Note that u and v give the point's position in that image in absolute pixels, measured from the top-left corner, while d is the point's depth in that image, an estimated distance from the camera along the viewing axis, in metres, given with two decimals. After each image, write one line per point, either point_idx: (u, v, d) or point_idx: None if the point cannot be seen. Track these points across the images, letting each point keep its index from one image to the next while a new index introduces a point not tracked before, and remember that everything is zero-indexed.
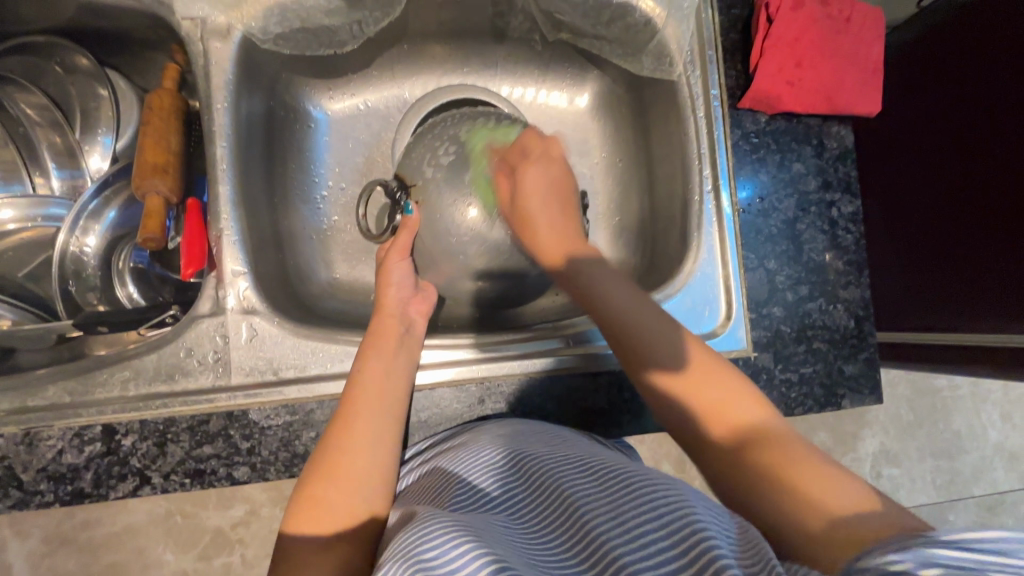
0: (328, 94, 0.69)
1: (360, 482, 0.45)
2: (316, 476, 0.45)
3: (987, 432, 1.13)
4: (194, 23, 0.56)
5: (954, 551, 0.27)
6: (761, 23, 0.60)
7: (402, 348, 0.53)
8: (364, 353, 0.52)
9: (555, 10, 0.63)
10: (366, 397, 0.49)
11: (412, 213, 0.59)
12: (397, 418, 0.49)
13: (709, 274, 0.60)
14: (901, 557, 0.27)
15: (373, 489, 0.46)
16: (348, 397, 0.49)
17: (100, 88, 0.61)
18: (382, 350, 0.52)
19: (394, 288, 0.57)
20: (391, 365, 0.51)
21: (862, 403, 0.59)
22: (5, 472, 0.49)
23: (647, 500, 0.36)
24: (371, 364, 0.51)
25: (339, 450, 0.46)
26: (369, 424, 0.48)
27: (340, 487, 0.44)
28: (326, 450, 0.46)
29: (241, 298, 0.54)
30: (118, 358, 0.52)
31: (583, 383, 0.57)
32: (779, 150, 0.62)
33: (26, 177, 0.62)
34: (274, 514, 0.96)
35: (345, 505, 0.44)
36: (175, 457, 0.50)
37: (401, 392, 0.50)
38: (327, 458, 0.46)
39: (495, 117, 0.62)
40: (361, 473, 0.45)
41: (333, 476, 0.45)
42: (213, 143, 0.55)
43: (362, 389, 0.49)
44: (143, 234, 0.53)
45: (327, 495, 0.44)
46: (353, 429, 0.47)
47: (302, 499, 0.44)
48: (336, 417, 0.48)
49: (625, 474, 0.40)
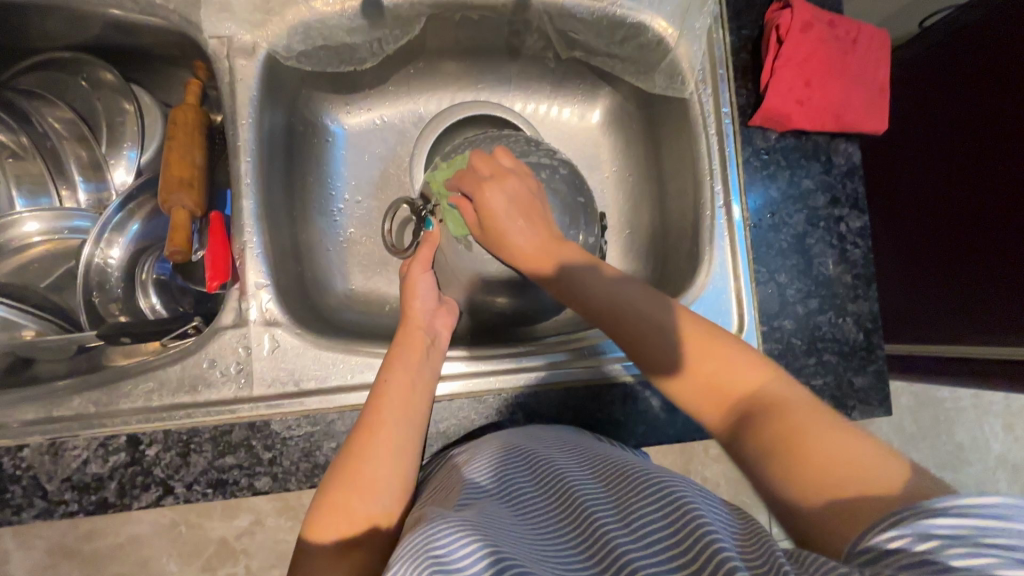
0: (345, 109, 0.70)
1: (383, 490, 0.46)
2: (341, 481, 0.45)
3: (990, 444, 1.14)
4: (221, 41, 0.57)
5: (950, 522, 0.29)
6: (771, 43, 0.62)
7: (427, 359, 0.54)
8: (391, 362, 0.53)
9: (569, 30, 0.64)
10: (391, 405, 0.50)
11: (433, 227, 0.61)
12: (420, 427, 0.50)
13: (722, 287, 0.61)
14: (898, 534, 0.30)
15: (394, 498, 0.46)
16: (374, 403, 0.50)
17: (125, 103, 0.63)
18: (408, 358, 0.53)
19: (421, 301, 0.58)
20: (416, 374, 0.52)
21: (872, 415, 0.60)
22: (31, 481, 0.49)
23: (654, 501, 0.37)
24: (399, 373, 0.51)
25: (363, 455, 0.46)
26: (393, 431, 0.48)
27: (365, 494, 0.45)
28: (351, 456, 0.47)
29: (263, 311, 0.55)
30: (142, 368, 0.52)
31: (598, 395, 0.58)
32: (789, 166, 0.63)
33: (53, 191, 0.63)
34: (280, 524, 0.96)
35: (366, 512, 0.44)
36: (198, 467, 0.51)
37: (424, 402, 0.51)
38: (352, 463, 0.46)
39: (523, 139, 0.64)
40: (384, 482, 0.46)
41: (357, 483, 0.45)
42: (237, 158, 0.56)
43: (389, 397, 0.50)
44: (170, 246, 0.53)
45: (349, 500, 0.44)
46: (376, 435, 0.48)
47: (324, 505, 0.45)
48: (361, 423, 0.49)
49: (630, 477, 0.41)
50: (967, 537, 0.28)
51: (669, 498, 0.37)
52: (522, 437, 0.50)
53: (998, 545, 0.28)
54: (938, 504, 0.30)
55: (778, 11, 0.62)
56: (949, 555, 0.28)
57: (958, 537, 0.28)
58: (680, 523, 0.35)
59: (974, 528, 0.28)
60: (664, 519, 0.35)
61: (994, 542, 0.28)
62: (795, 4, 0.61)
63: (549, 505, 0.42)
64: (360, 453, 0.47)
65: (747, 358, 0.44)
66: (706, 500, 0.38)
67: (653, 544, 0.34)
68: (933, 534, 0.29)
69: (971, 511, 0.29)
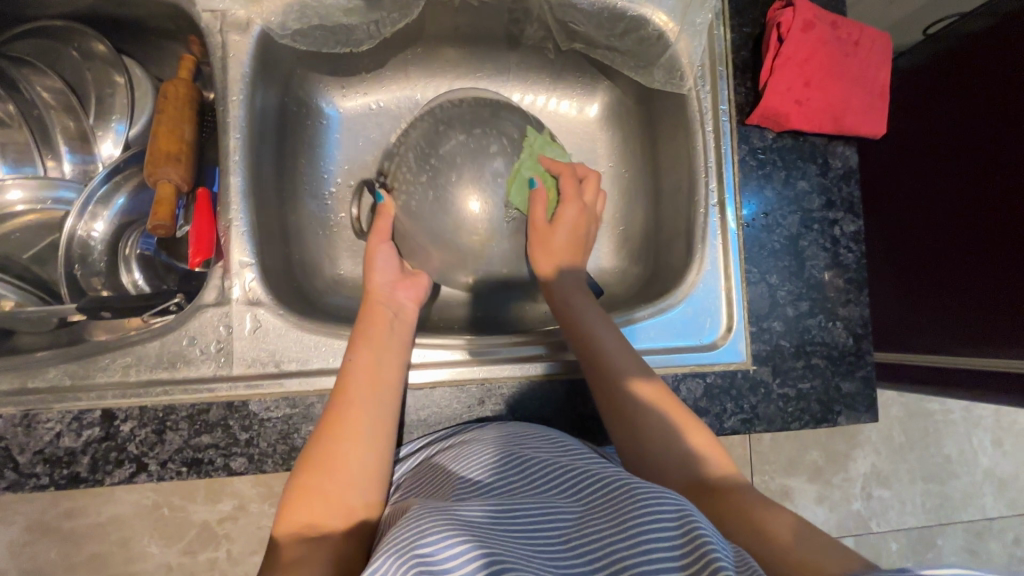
0: (340, 92, 0.69)
1: (355, 471, 0.44)
2: (311, 465, 0.44)
3: (978, 458, 1.14)
4: (214, 15, 0.56)
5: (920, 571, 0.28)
6: (772, 42, 0.61)
7: (392, 337, 0.53)
8: (355, 343, 0.52)
9: (569, 21, 0.64)
10: (358, 388, 0.49)
11: (383, 199, 0.62)
12: (391, 410, 0.49)
13: (712, 286, 0.61)
14: None
15: (369, 480, 0.45)
16: (342, 388, 0.49)
17: (117, 76, 0.62)
18: (373, 338, 0.52)
19: (380, 274, 0.58)
20: (383, 351, 0.52)
21: (858, 421, 0.60)
22: (2, 453, 0.48)
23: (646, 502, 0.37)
24: (365, 351, 0.51)
25: (333, 437, 0.45)
26: (363, 413, 0.47)
27: (335, 476, 0.44)
28: (322, 439, 0.46)
29: (246, 290, 0.54)
30: (120, 343, 0.52)
31: (580, 389, 0.58)
32: (785, 167, 0.63)
33: (38, 160, 0.62)
34: (261, 511, 0.96)
35: (339, 495, 0.43)
36: (173, 445, 0.50)
37: (393, 379, 0.51)
38: (324, 450, 0.45)
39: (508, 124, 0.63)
40: (355, 460, 0.45)
41: (330, 468, 0.44)
42: (226, 134, 0.56)
43: (354, 377, 0.49)
44: (154, 220, 0.52)
45: (320, 484, 0.43)
46: (346, 419, 0.47)
47: (298, 495, 0.43)
48: (329, 408, 0.48)
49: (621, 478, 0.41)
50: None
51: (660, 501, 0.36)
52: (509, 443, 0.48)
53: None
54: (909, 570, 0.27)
55: (781, 9, 0.62)
56: None
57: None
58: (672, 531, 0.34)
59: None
60: (655, 523, 0.35)
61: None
62: (798, 3, 0.60)
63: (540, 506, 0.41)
64: (329, 435, 0.46)
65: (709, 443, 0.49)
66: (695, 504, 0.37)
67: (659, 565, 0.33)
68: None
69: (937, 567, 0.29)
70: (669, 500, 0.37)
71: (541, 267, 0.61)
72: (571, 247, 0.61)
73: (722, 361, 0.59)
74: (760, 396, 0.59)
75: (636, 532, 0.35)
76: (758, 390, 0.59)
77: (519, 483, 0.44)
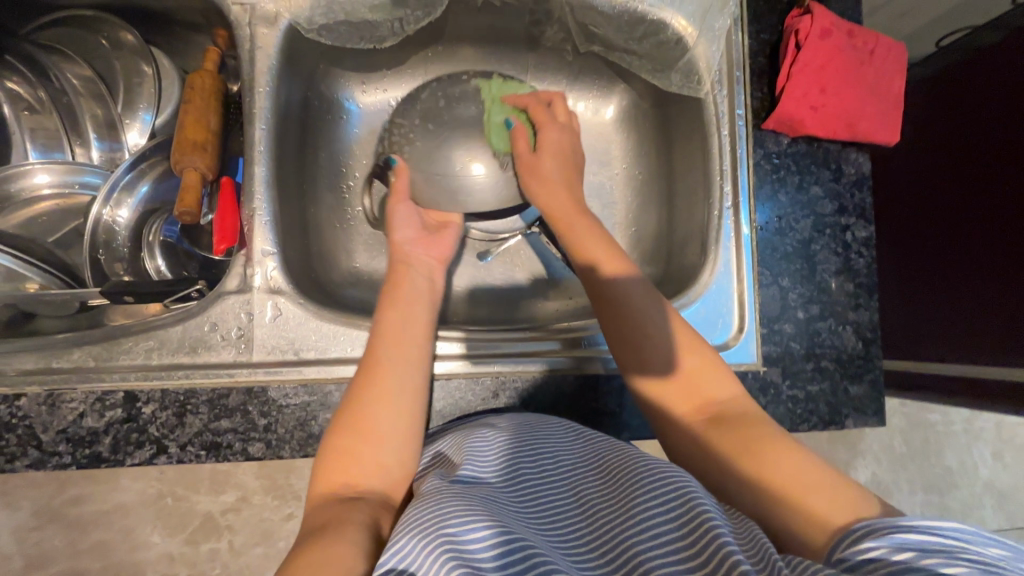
0: (361, 87, 0.70)
1: (388, 434, 0.46)
2: (346, 429, 0.45)
3: (978, 468, 1.14)
4: (244, 8, 0.58)
5: (922, 536, 0.31)
6: (789, 48, 0.62)
7: (419, 305, 0.54)
8: (383, 309, 0.53)
9: (589, 23, 0.65)
10: (387, 352, 0.50)
11: (397, 161, 0.62)
12: (420, 375, 0.50)
13: (724, 286, 0.62)
14: (877, 545, 0.31)
15: (400, 441, 0.46)
16: (372, 353, 0.50)
17: (145, 65, 0.63)
18: (397, 305, 0.53)
19: (402, 230, 0.60)
20: (408, 318, 0.53)
21: (865, 423, 0.61)
22: (25, 431, 0.49)
23: (657, 490, 0.37)
24: (390, 318, 0.52)
25: (365, 402, 0.47)
26: (392, 375, 0.48)
27: (370, 438, 0.45)
28: (354, 404, 0.47)
29: (268, 278, 0.55)
30: (144, 327, 0.53)
31: (595, 386, 0.58)
32: (799, 172, 0.64)
33: (67, 147, 0.63)
34: (265, 502, 0.97)
35: (374, 456, 0.45)
36: (193, 428, 0.51)
37: (420, 345, 0.52)
38: (357, 411, 0.46)
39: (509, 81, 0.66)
40: (387, 424, 0.46)
41: (362, 428, 0.45)
42: (252, 125, 0.57)
43: (380, 344, 0.50)
44: (180, 207, 0.53)
45: (356, 446, 0.45)
46: (375, 381, 0.48)
47: (332, 453, 0.44)
48: (358, 374, 0.49)
49: (631, 466, 0.41)
50: (936, 550, 0.30)
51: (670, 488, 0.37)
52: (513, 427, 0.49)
53: (966, 561, 0.30)
54: (908, 524, 0.32)
55: (798, 17, 0.63)
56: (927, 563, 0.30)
57: (927, 548, 0.30)
58: (679, 513, 0.35)
59: (942, 544, 0.31)
60: (663, 510, 0.36)
61: (961, 557, 0.30)
62: (816, 11, 0.61)
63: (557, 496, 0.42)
64: (361, 400, 0.47)
65: (720, 376, 0.49)
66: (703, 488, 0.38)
67: (664, 536, 0.34)
68: (905, 545, 0.31)
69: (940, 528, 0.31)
70: (678, 486, 0.37)
71: (536, 196, 0.61)
72: (561, 169, 0.62)
73: (733, 361, 0.60)
74: (770, 397, 0.60)
75: (648, 522, 0.36)
76: (767, 392, 0.60)
77: (532, 468, 0.45)
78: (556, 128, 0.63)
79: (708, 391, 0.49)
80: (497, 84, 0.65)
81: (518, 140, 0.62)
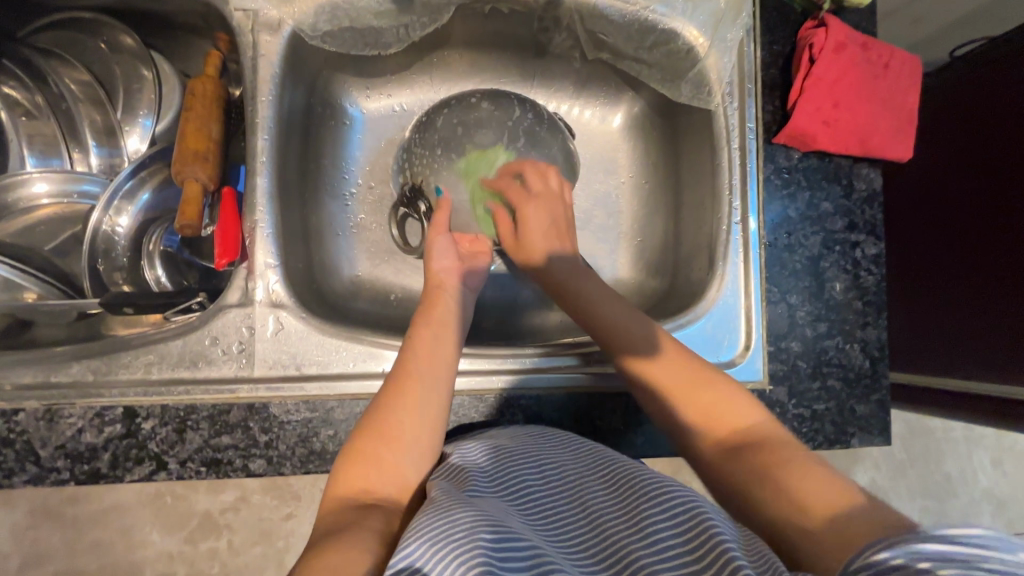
0: (365, 93, 0.69)
1: (412, 444, 0.45)
2: (372, 434, 0.45)
3: (978, 476, 1.14)
4: (246, 14, 0.56)
5: (940, 545, 0.28)
6: (803, 61, 0.61)
7: (448, 318, 0.54)
8: (416, 323, 0.53)
9: (599, 31, 0.64)
10: (416, 364, 0.49)
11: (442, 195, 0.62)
12: (447, 388, 0.49)
13: (732, 303, 0.61)
14: (892, 553, 0.28)
15: (423, 452, 0.45)
16: (402, 363, 0.49)
17: (144, 69, 0.62)
18: (427, 319, 0.53)
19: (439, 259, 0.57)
20: (441, 332, 0.52)
21: (871, 443, 0.60)
22: (24, 446, 0.48)
23: (668, 507, 0.38)
24: (423, 333, 0.52)
25: (393, 409, 0.46)
26: (421, 387, 0.48)
27: (394, 446, 0.44)
28: (382, 410, 0.46)
29: (269, 292, 0.54)
30: (143, 341, 0.52)
31: (599, 403, 0.58)
32: (810, 188, 0.63)
33: (65, 153, 0.62)
34: (264, 502, 0.96)
35: (395, 465, 0.44)
36: (193, 444, 0.50)
37: (451, 358, 0.51)
38: (385, 418, 0.46)
39: (519, 108, 0.64)
40: (411, 434, 0.45)
41: (390, 435, 0.45)
42: (254, 135, 0.56)
43: (411, 356, 0.50)
44: (180, 220, 0.52)
45: (378, 453, 0.44)
46: (404, 391, 0.47)
47: (357, 456, 0.44)
48: (389, 382, 0.48)
49: (638, 482, 0.42)
50: (955, 561, 0.27)
51: (681, 504, 0.38)
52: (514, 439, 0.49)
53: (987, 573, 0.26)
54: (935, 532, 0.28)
55: (813, 29, 0.62)
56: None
57: (947, 559, 0.27)
58: (692, 528, 0.35)
59: (963, 553, 0.27)
60: (675, 527, 0.36)
61: (981, 569, 0.26)
62: (831, 24, 0.60)
63: (562, 512, 0.42)
64: (389, 407, 0.46)
65: (735, 401, 0.47)
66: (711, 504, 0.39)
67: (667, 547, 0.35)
68: (921, 556, 0.27)
69: (962, 536, 0.28)
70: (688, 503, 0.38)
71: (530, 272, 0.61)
72: (551, 238, 0.60)
73: (740, 379, 0.59)
74: (775, 415, 0.59)
75: (661, 539, 0.36)
76: (773, 410, 0.59)
77: (536, 483, 0.44)
78: (537, 201, 0.60)
79: (722, 418, 0.47)
80: (474, 158, 0.62)
81: (501, 222, 0.62)
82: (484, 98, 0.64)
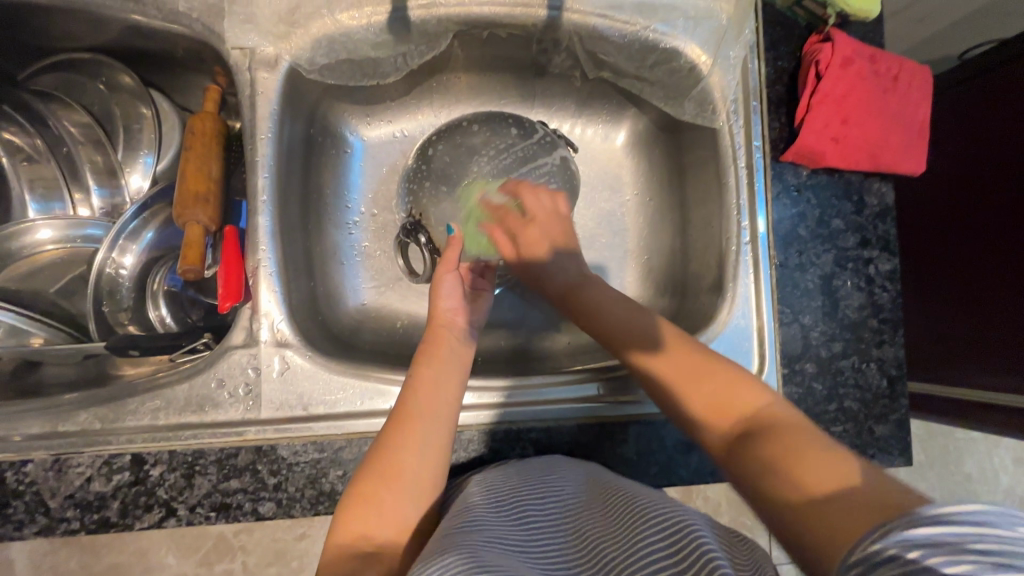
0: (365, 121, 0.69)
1: (411, 484, 0.43)
2: (372, 475, 0.43)
3: (999, 476, 1.11)
4: (243, 53, 0.56)
5: (931, 528, 0.26)
6: (809, 78, 0.59)
7: (452, 353, 0.52)
8: (420, 359, 0.52)
9: (599, 51, 0.62)
10: (417, 402, 0.48)
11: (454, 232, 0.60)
12: (450, 424, 0.47)
13: (743, 324, 0.59)
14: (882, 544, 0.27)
15: (420, 491, 0.44)
16: (403, 399, 0.48)
17: (143, 108, 0.62)
18: (432, 358, 0.52)
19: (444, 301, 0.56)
20: (443, 370, 0.51)
21: (891, 464, 0.58)
22: (33, 498, 0.49)
23: (661, 523, 0.37)
24: (425, 370, 0.50)
25: (392, 448, 0.45)
26: (422, 424, 0.46)
27: (395, 486, 0.43)
28: (382, 449, 0.45)
29: (274, 332, 0.53)
30: (149, 385, 0.51)
31: (610, 433, 0.57)
32: (820, 205, 0.62)
33: (66, 195, 0.63)
34: (276, 522, 0.95)
35: (395, 506, 0.42)
36: (201, 489, 0.50)
37: (454, 397, 0.49)
38: (387, 458, 0.44)
39: (515, 129, 0.64)
40: (412, 473, 0.44)
41: (390, 474, 0.43)
42: (255, 173, 0.55)
43: (411, 394, 0.48)
44: (183, 265, 0.52)
45: (377, 493, 0.42)
46: (405, 427, 0.46)
47: (355, 496, 0.43)
48: (389, 422, 0.47)
49: (633, 505, 0.41)
50: (945, 544, 0.25)
51: (671, 525, 0.37)
52: (518, 477, 0.47)
53: (982, 555, 0.25)
54: (927, 512, 0.27)
55: (818, 44, 0.60)
56: (936, 559, 0.25)
57: (937, 543, 0.25)
58: (685, 545, 0.35)
59: (956, 534, 0.25)
60: (670, 542, 0.35)
61: (975, 551, 0.25)
62: (836, 39, 0.59)
63: (565, 545, 0.40)
64: (391, 447, 0.45)
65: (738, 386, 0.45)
66: (708, 527, 0.38)
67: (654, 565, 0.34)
68: (909, 544, 0.26)
69: (955, 516, 0.26)
70: (679, 521, 0.37)
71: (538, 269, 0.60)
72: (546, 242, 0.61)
73: None
74: None
75: (652, 560, 0.35)
76: None
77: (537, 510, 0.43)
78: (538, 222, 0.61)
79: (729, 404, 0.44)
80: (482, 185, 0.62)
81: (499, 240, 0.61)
82: (476, 121, 0.65)
